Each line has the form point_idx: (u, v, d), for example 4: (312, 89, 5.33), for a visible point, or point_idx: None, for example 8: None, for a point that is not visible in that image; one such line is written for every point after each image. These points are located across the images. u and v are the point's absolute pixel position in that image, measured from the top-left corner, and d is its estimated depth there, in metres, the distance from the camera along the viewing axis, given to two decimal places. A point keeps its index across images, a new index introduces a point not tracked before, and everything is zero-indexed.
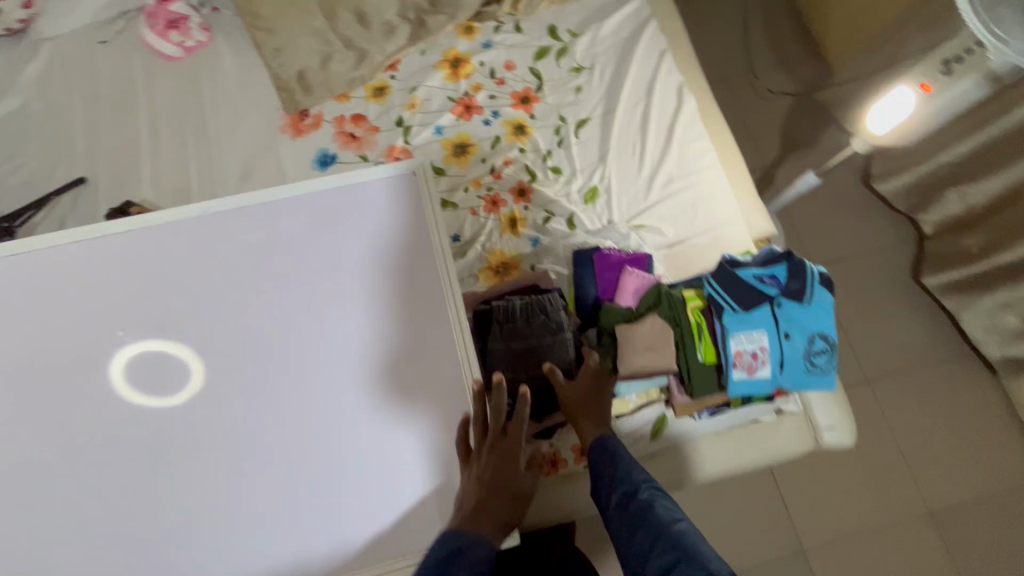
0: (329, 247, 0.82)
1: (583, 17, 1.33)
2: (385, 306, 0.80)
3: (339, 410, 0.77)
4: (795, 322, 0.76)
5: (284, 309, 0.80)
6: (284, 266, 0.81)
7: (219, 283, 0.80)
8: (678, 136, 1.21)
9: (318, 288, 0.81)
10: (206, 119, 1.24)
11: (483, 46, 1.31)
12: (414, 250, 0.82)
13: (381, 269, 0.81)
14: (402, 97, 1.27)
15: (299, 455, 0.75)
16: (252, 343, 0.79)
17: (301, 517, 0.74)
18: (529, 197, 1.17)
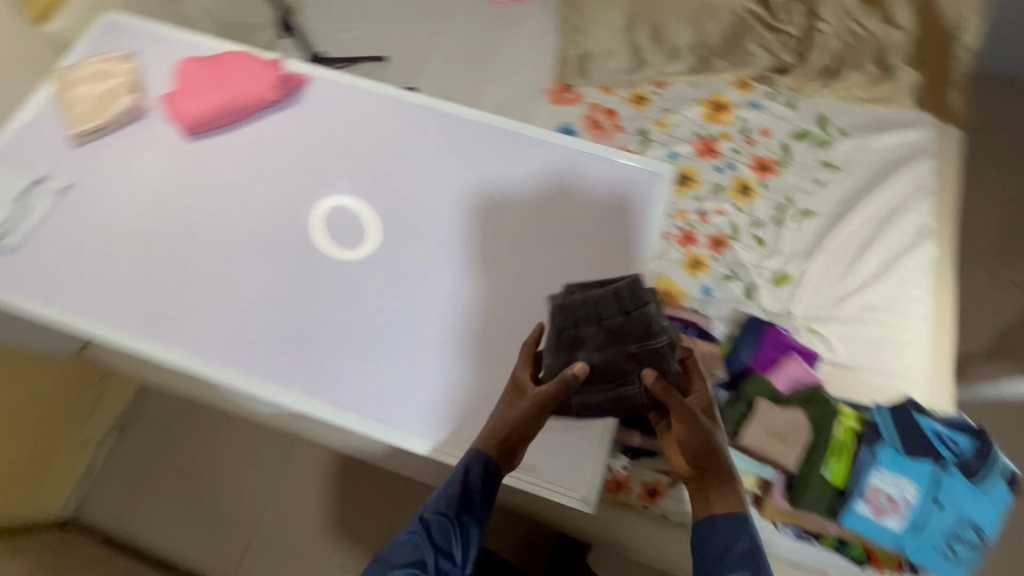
0: (555, 191, 0.88)
1: (858, 122, 1.32)
2: (572, 263, 0.85)
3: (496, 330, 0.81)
4: (947, 494, 0.78)
5: (498, 227, 0.86)
6: (515, 193, 0.88)
7: (458, 176, 0.89)
8: (898, 273, 1.15)
9: (534, 223, 0.86)
10: (492, 56, 1.43)
11: (750, 104, 1.34)
12: (627, 236, 0.86)
13: (587, 233, 0.86)
14: (655, 113, 1.34)
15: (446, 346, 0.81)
16: (457, 238, 0.86)
17: (418, 399, 0.78)
18: (722, 250, 1.19)
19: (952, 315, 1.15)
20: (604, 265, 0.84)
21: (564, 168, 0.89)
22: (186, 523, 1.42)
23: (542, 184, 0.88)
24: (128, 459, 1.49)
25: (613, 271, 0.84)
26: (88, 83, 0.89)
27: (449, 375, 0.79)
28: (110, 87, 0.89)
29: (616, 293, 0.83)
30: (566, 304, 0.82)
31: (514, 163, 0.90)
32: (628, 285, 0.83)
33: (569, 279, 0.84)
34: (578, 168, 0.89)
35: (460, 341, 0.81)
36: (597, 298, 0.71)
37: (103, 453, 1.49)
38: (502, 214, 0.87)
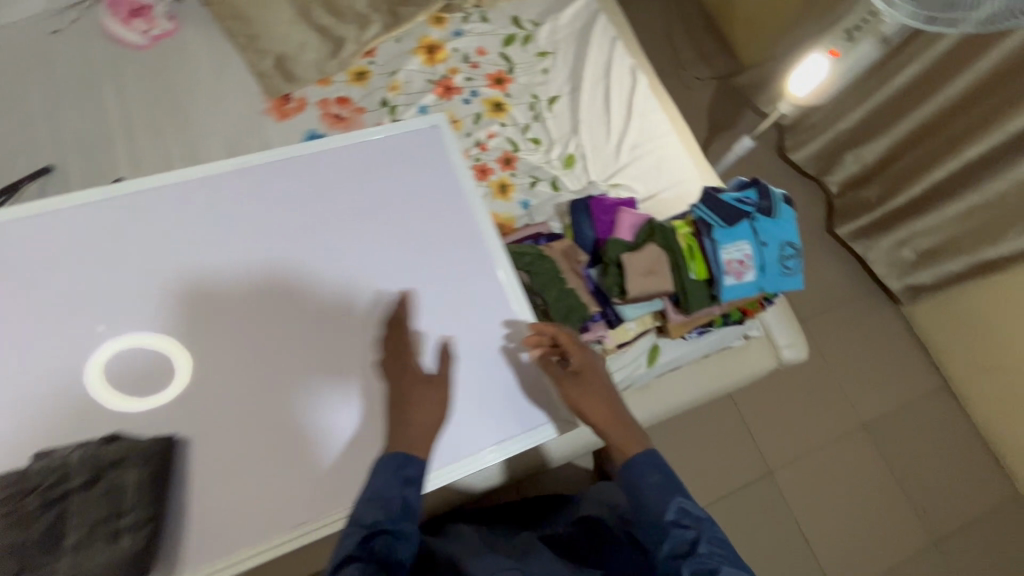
0: (364, 193, 0.87)
1: (543, 8, 1.48)
2: (424, 243, 0.87)
3: (405, 345, 0.81)
4: (768, 233, 0.91)
5: (334, 259, 0.83)
6: (326, 219, 0.85)
7: (267, 238, 0.82)
8: (637, 109, 1.38)
9: (365, 235, 0.85)
10: (182, 106, 1.23)
11: (454, 34, 1.40)
12: (445, 197, 0.89)
13: (417, 211, 0.88)
14: (382, 80, 1.32)
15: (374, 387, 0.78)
16: (306, 292, 0.81)
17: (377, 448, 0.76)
18: (514, 165, 1.27)
19: (683, 119, 1.44)
20: (446, 233, 0.88)
21: (354, 174, 0.88)
22: None
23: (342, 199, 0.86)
24: None
25: (456, 230, 0.88)
26: None
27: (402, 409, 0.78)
28: None
29: (474, 248, 0.87)
30: (443, 284, 0.85)
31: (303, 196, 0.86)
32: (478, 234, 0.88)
33: (427, 262, 0.86)
34: (364, 165, 0.89)
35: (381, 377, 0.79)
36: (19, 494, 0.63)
37: None
38: (331, 247, 0.84)
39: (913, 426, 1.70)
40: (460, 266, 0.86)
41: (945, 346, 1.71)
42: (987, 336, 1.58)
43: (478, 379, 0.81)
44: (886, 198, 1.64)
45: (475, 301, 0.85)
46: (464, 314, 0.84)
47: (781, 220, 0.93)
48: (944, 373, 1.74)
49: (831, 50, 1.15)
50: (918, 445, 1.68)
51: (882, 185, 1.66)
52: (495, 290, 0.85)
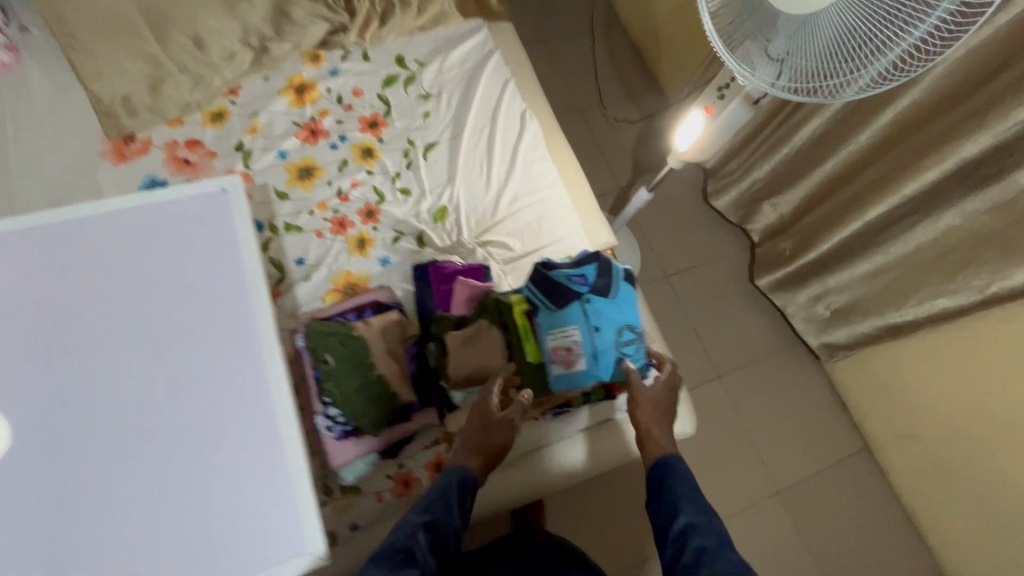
0: (123, 270, 0.76)
1: (431, 48, 1.40)
2: (183, 330, 0.74)
3: (136, 452, 0.70)
4: (603, 317, 0.81)
5: (69, 348, 0.73)
6: (67, 301, 0.74)
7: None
8: (521, 157, 1.29)
9: (109, 321, 0.74)
10: (7, 146, 1.12)
11: (330, 73, 1.31)
12: (212, 272, 0.76)
13: (182, 292, 0.76)
14: (241, 122, 1.22)
15: (93, 504, 0.67)
16: (36, 386, 0.71)
17: None
18: (377, 217, 1.17)
19: (576, 168, 1.36)
20: (205, 316, 0.75)
21: (106, 246, 0.77)
22: None
23: (89, 276, 0.75)
24: None
25: (219, 314, 0.75)
26: None
27: (122, 531, 0.67)
28: None
29: (238, 334, 0.75)
30: (194, 378, 0.73)
31: (49, 270, 0.75)
32: (245, 317, 0.75)
33: (178, 352, 0.73)
34: (122, 237, 0.77)
35: (104, 488, 0.68)
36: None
37: None
38: (69, 335, 0.73)
39: (830, 492, 1.60)
40: (218, 356, 0.74)
41: (866, 409, 1.61)
42: (902, 402, 1.49)
43: (219, 496, 0.68)
44: (799, 251, 1.56)
45: (228, 400, 0.72)
46: (214, 415, 0.71)
47: (623, 300, 0.83)
48: (865, 436, 1.65)
49: (707, 106, 1.06)
50: (833, 515, 1.57)
51: (795, 238, 1.58)
52: (259, 389, 0.72)
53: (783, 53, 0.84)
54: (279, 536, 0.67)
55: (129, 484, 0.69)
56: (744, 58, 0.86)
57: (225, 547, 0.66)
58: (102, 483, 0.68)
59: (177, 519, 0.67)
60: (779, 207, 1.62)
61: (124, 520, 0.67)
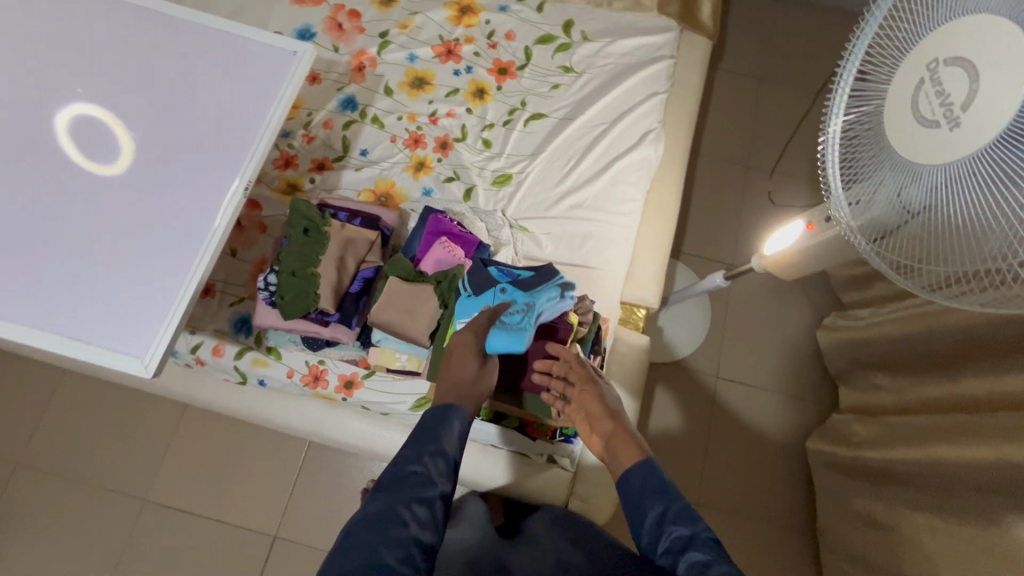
0: (190, 73, 0.91)
1: (605, 28, 1.32)
2: (195, 141, 0.88)
3: (110, 205, 0.85)
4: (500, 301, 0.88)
5: (111, 107, 0.88)
6: (132, 77, 0.90)
7: (82, 68, 0.90)
8: (612, 173, 1.20)
9: (154, 101, 0.89)
10: None
11: (499, 8, 1.32)
12: (234, 111, 0.89)
13: (215, 113, 0.89)
14: (400, 15, 1.29)
15: (62, 219, 0.84)
16: (83, 119, 0.88)
17: (23, 269, 0.82)
18: (447, 152, 1.19)
19: (665, 213, 1.24)
20: (212, 139, 0.88)
21: (192, 49, 0.92)
22: None
23: (160, 65, 0.91)
24: None
25: (225, 141, 0.87)
26: None
27: (68, 248, 0.83)
28: None
29: (219, 166, 0.86)
30: (172, 179, 0.86)
31: (148, 45, 0.92)
32: (232, 157, 0.87)
33: (175, 154, 0.87)
34: (196, 50, 0.92)
35: (69, 218, 0.85)
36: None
37: None
38: (118, 100, 0.89)
39: None
40: (203, 171, 0.86)
41: None
42: None
43: (131, 271, 0.82)
44: (870, 446, 1.25)
45: (184, 208, 0.85)
46: (165, 214, 0.85)
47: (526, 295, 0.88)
48: None
49: (810, 222, 0.87)
50: None
51: (877, 431, 1.26)
52: (212, 216, 0.84)
53: (915, 204, 0.58)
54: (145, 327, 0.80)
55: (86, 224, 0.84)
56: (859, 185, 0.64)
57: (111, 308, 0.81)
58: (70, 211, 0.85)
59: (96, 268, 0.82)
60: (884, 387, 1.30)
61: (67, 247, 0.83)
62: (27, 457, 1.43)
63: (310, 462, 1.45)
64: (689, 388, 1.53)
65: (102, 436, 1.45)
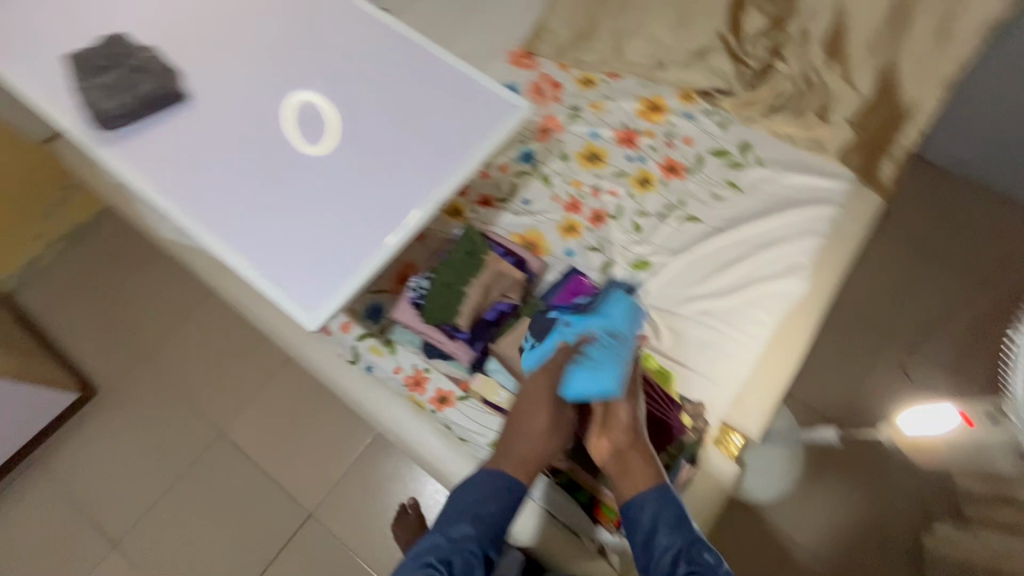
0: (420, 82, 0.96)
1: (781, 158, 1.37)
2: (406, 142, 0.92)
3: (312, 172, 0.90)
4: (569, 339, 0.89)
5: (345, 86, 0.95)
6: (375, 66, 0.96)
7: (331, 44, 0.97)
8: (750, 293, 1.20)
9: (381, 94, 0.95)
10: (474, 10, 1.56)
11: (685, 115, 1.42)
12: (453, 123, 0.94)
13: (431, 123, 0.94)
14: (594, 97, 1.43)
15: (267, 169, 0.90)
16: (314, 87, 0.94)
17: (224, 201, 0.88)
18: (599, 224, 1.26)
19: (791, 348, 1.20)
20: (421, 145, 0.92)
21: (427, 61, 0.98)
22: (95, 333, 1.66)
23: (394, 64, 0.97)
24: (67, 268, 1.73)
25: (433, 151, 0.92)
26: None
27: (266, 197, 0.89)
28: None
29: (427, 171, 0.91)
30: (375, 168, 0.90)
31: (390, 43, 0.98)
32: (442, 167, 0.91)
33: (391, 148, 0.92)
34: (439, 64, 0.97)
35: (279, 169, 0.90)
36: (122, 44, 0.90)
37: (50, 254, 1.73)
38: (355, 82, 0.95)
39: None
40: (405, 171, 0.91)
41: None
42: None
43: (321, 235, 0.87)
44: None
45: (378, 199, 0.89)
46: (365, 196, 0.89)
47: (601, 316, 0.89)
48: None
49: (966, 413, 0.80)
50: None
51: None
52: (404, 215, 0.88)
53: None
54: (318, 293, 0.84)
55: (292, 180, 0.90)
56: None
57: (296, 265, 0.85)
58: (282, 164, 0.90)
59: (291, 225, 0.87)
60: None
61: (268, 195, 0.89)
62: (150, 358, 1.64)
63: (366, 456, 1.50)
64: (756, 537, 1.41)
65: (211, 362, 1.62)
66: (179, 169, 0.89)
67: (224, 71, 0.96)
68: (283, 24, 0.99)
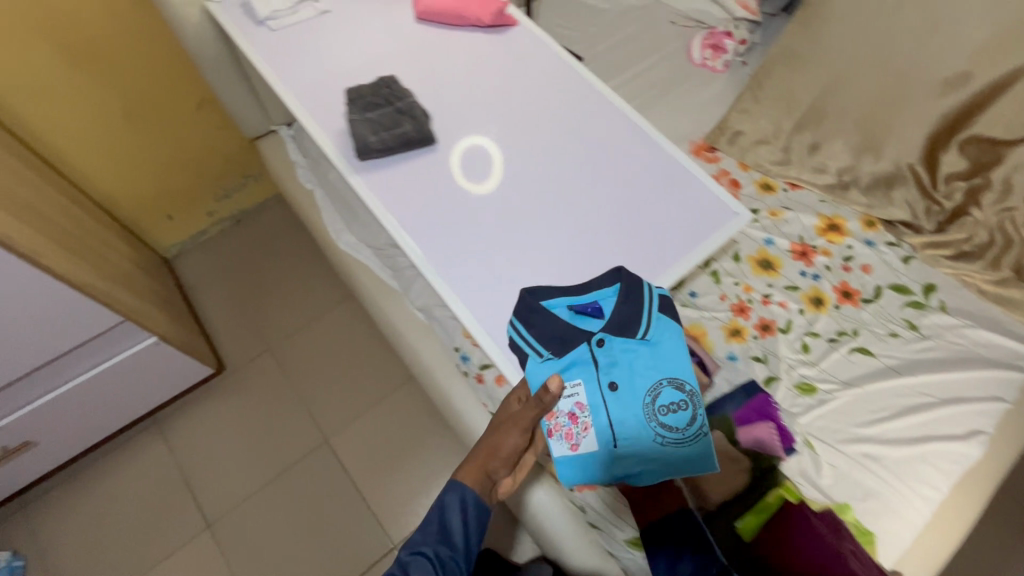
0: (642, 178, 1.01)
1: (966, 309, 1.29)
2: (625, 230, 0.96)
3: (533, 239, 0.94)
4: (626, 374, 0.84)
5: (581, 168, 1.01)
6: (610, 156, 1.03)
7: (574, 129, 1.05)
8: (924, 448, 1.11)
9: (606, 182, 1.00)
10: (664, 97, 1.62)
11: (865, 240, 1.38)
12: (671, 222, 0.97)
13: (651, 219, 0.97)
14: (773, 204, 1.43)
15: (493, 227, 0.95)
16: (547, 164, 1.01)
17: (451, 248, 0.93)
18: (764, 334, 1.23)
19: (958, 523, 1.09)
20: (637, 236, 0.95)
21: (651, 161, 1.03)
22: (236, 312, 1.77)
23: (620, 157, 1.03)
24: (229, 245, 1.87)
25: (649, 244, 0.94)
26: None
27: (489, 252, 0.93)
28: None
29: (642, 263, 0.93)
30: (593, 249, 0.94)
31: (618, 137, 1.05)
32: (660, 262, 0.93)
33: (615, 232, 0.95)
34: (669, 165, 1.02)
35: (510, 231, 0.95)
36: (392, 87, 0.98)
37: (215, 230, 1.88)
38: (591, 167, 1.02)
39: None
40: (621, 257, 0.93)
41: None
42: None
43: None
44: None
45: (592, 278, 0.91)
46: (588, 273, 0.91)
47: (650, 344, 0.85)
48: None
49: None
50: None
51: None
52: None
53: None
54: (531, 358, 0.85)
55: (521, 244, 0.94)
56: None
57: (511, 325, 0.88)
58: (515, 227, 0.95)
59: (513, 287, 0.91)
60: None
61: (492, 250, 0.93)
62: (279, 347, 1.72)
63: None
64: None
65: (334, 365, 1.68)
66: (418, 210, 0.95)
67: (469, 128, 1.03)
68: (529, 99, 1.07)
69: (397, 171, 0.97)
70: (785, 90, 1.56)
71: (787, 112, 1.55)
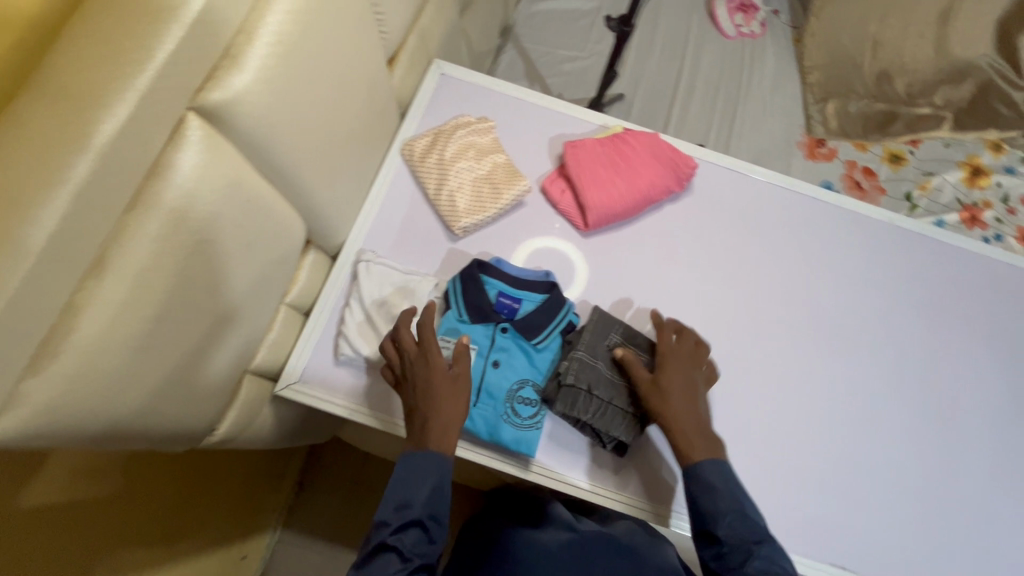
0: (958, 300, 0.89)
1: None
2: (990, 372, 0.86)
3: (930, 447, 0.81)
4: (515, 358, 0.68)
5: (900, 332, 0.86)
6: (920, 295, 0.88)
7: (850, 277, 0.87)
8: None
9: (936, 328, 0.87)
10: (736, 101, 1.34)
11: (1005, 169, 1.29)
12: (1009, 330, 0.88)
13: (999, 344, 0.87)
14: (915, 175, 1.29)
15: (891, 463, 0.79)
16: (874, 347, 0.84)
17: (881, 518, 0.76)
18: None
19: None
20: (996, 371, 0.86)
21: (944, 275, 0.90)
22: None
23: (923, 288, 0.89)
24: None
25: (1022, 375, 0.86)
26: (465, 162, 0.76)
27: (912, 496, 0.78)
28: (492, 169, 0.77)
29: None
30: (981, 414, 0.83)
31: (900, 267, 0.89)
32: None
33: (985, 381, 0.85)
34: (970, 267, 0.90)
35: (907, 449, 0.80)
36: (596, 322, 0.69)
37: None
38: (914, 316, 0.87)
39: None
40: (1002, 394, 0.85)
41: None
42: None
43: (988, 514, 0.78)
44: None
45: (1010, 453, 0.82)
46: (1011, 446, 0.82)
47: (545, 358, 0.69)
48: None
49: None
50: None
51: None
52: None
53: None
54: None
55: (762, 486, 0.75)
56: None
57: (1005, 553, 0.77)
58: (918, 441, 0.81)
59: (965, 514, 0.78)
60: None
61: (915, 493, 0.78)
62: None
63: None
64: None
65: None
66: (819, 524, 0.75)
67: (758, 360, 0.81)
68: (788, 270, 0.86)
69: (758, 485, 0.75)
70: (844, 33, 1.33)
71: (856, 53, 1.32)
